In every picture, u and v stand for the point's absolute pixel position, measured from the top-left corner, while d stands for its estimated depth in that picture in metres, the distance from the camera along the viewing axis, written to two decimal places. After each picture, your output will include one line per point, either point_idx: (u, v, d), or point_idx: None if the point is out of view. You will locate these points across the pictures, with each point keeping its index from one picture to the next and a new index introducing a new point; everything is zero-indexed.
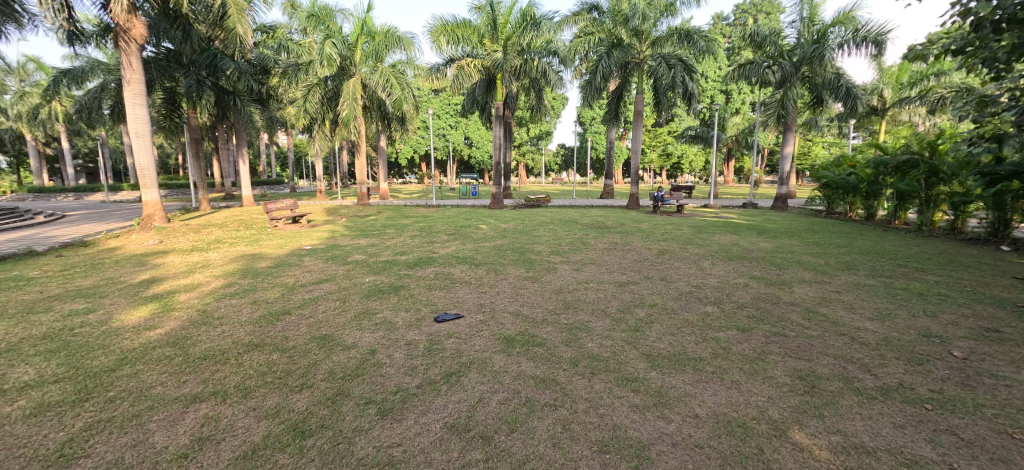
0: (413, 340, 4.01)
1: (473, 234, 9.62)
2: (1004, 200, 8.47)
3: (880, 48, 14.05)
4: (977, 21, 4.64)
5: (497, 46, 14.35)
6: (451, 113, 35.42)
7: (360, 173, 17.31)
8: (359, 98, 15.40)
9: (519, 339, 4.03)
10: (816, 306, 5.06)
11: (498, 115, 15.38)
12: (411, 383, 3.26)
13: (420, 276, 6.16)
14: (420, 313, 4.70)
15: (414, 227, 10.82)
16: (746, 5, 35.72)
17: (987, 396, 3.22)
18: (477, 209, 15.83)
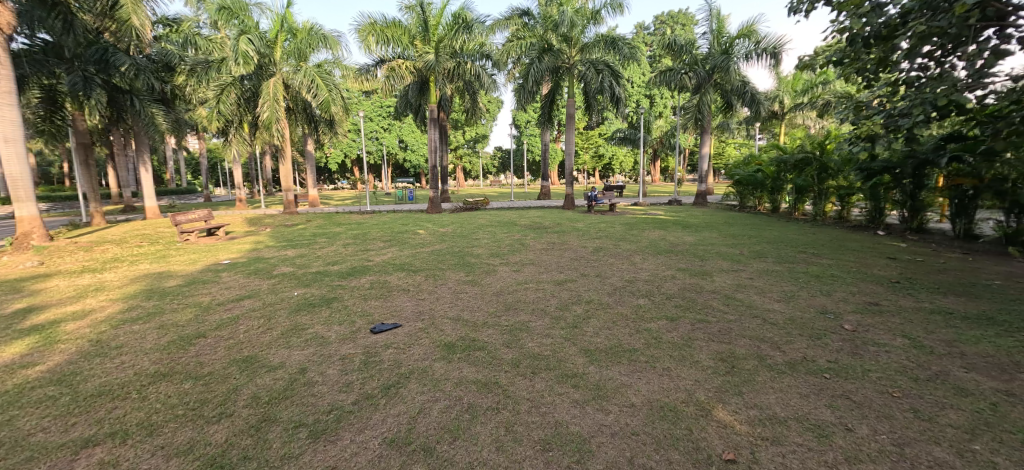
0: (348, 354, 3.88)
1: (410, 240, 9.46)
2: (879, 191, 9.71)
3: (778, 59, 15.56)
4: (852, 37, 5.31)
5: (429, 47, 14.34)
6: (384, 115, 34.56)
7: (285, 179, 16.29)
8: (281, 99, 14.55)
9: (460, 345, 4.04)
10: (733, 292, 5.54)
11: (432, 118, 15.17)
12: (347, 400, 3.16)
13: (355, 286, 5.97)
14: (355, 325, 4.56)
15: (347, 235, 10.42)
16: (664, 16, 38.19)
17: (872, 362, 3.71)
18: (414, 214, 15.53)
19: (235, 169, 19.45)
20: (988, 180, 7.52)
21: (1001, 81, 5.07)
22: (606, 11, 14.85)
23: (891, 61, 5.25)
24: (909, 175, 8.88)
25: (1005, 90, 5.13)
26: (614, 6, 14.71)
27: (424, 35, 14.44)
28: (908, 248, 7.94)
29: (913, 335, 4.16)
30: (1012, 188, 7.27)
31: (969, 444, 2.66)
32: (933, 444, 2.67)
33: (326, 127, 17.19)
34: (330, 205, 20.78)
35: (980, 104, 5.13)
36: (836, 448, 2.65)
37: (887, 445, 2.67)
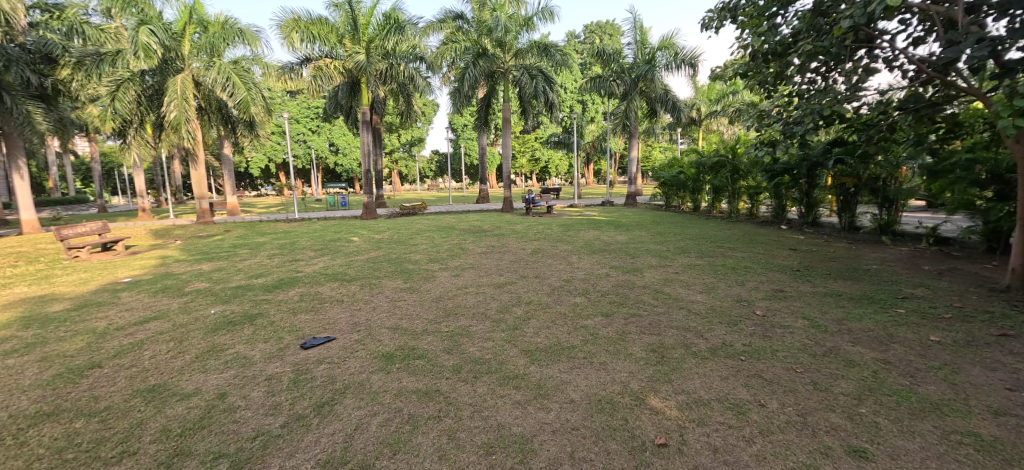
0: (275, 374, 3.73)
1: (343, 248, 9.16)
2: (781, 190, 10.84)
3: (695, 70, 16.83)
4: (754, 52, 5.96)
5: (359, 47, 13.96)
6: (310, 117, 32.93)
7: (198, 186, 15.09)
8: (190, 98, 13.48)
9: (399, 354, 4.02)
10: (661, 286, 5.95)
11: (365, 121, 14.76)
12: (274, 423, 3.03)
13: (282, 300, 5.70)
14: (283, 342, 4.37)
15: (272, 246, 9.87)
16: (592, 26, 39.83)
17: (779, 342, 4.17)
18: (347, 220, 15.02)
19: (136, 176, 17.70)
20: (866, 179, 8.66)
21: (873, 94, 5.88)
22: (538, 18, 15.27)
23: (786, 75, 5.91)
24: (804, 175, 10.01)
25: (876, 102, 5.96)
26: (546, 14, 15.18)
27: (354, 35, 14.02)
28: (806, 239, 8.95)
29: (811, 316, 4.72)
30: (884, 186, 8.42)
31: (857, 409, 3.08)
32: (830, 412, 3.06)
33: (245, 128, 16.60)
34: (252, 213, 19.52)
35: (858, 113, 5.91)
36: (751, 423, 2.95)
37: (793, 415, 3.03)
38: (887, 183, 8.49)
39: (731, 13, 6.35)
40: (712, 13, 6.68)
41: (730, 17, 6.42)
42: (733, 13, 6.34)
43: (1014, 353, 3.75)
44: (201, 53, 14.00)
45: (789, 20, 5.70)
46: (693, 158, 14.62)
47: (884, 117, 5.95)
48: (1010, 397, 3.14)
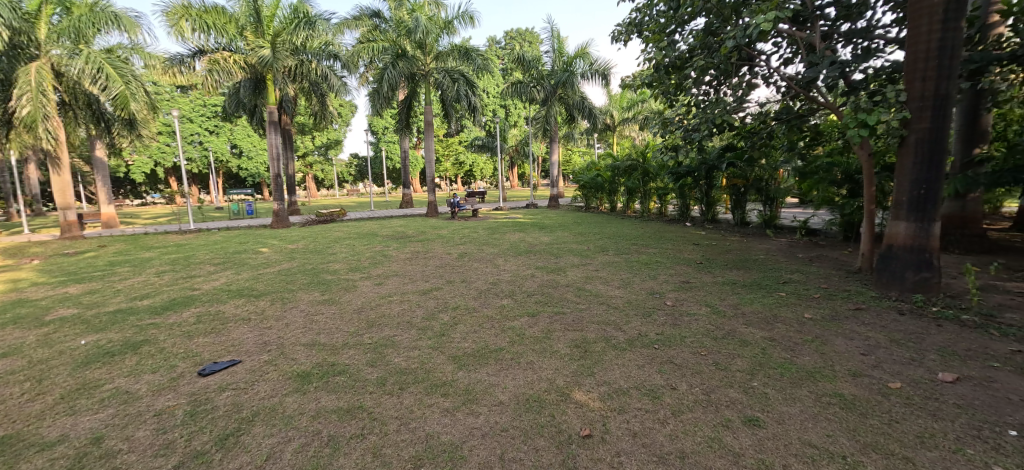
0: (166, 407, 3.23)
1: (251, 261, 8.50)
2: (684, 191, 11.90)
3: (608, 79, 17.90)
4: (656, 65, 6.53)
5: (262, 41, 12.92)
6: (205, 116, 29.87)
7: (61, 194, 13.19)
8: (51, 91, 11.73)
9: (316, 372, 3.70)
10: (583, 284, 6.27)
11: (273, 121, 13.86)
12: (165, 465, 2.62)
13: (175, 323, 4.96)
14: (176, 370, 3.80)
15: (163, 262, 8.88)
16: (512, 33, 40.71)
17: (686, 329, 4.61)
18: (255, 230, 13.97)
19: None
20: (751, 180, 10.00)
21: (754, 106, 6.70)
22: (459, 22, 15.32)
23: (686, 87, 6.53)
24: (703, 177, 11.07)
25: (757, 113, 6.80)
26: (466, 18, 15.28)
27: (257, 26, 13.00)
28: (707, 235, 9.89)
29: (712, 304, 5.27)
30: (766, 186, 9.77)
31: (751, 383, 3.50)
32: (729, 388, 3.45)
33: (123, 127, 14.72)
34: (137, 225, 17.38)
35: (743, 122, 6.69)
36: (665, 406, 3.24)
37: (699, 395, 3.37)
38: (769, 183, 9.80)
39: (637, 28, 6.90)
40: (621, 28, 7.20)
41: (636, 31, 6.97)
42: (639, 28, 6.89)
43: (866, 324, 4.50)
44: (63, 38, 12.35)
45: (686, 37, 6.32)
46: (609, 162, 15.57)
47: (764, 126, 6.80)
48: (865, 361, 3.76)
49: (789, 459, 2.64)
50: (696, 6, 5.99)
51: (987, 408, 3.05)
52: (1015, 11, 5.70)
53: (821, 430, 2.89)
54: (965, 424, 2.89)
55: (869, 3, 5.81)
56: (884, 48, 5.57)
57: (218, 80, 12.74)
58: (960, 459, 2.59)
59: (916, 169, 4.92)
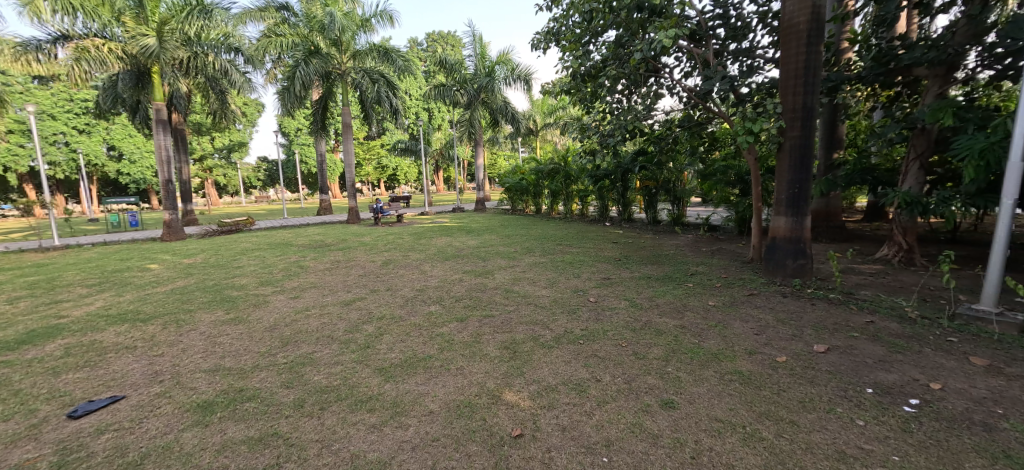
0: (24, 461, 2.75)
1: (137, 280, 7.54)
2: (603, 192, 12.54)
3: (529, 85, 18.32)
4: (573, 73, 6.83)
5: (146, 29, 11.35)
6: (67, 110, 25.62)
7: None
8: None
9: (222, 400, 3.38)
10: (511, 286, 6.36)
11: (160, 120, 12.42)
12: None
13: (35, 358, 4.27)
14: (38, 415, 3.26)
15: (22, 286, 7.58)
16: (434, 35, 40.38)
17: (607, 324, 4.84)
18: (141, 244, 12.40)
19: None
20: (661, 182, 10.79)
21: (661, 114, 7.23)
22: (377, 21, 14.83)
23: (600, 95, 6.90)
24: (619, 179, 11.71)
25: (664, 120, 7.33)
26: (385, 17, 14.83)
27: (138, 11, 11.41)
28: (624, 233, 10.49)
29: (631, 298, 5.59)
30: (673, 187, 10.57)
31: (666, 369, 3.76)
32: (647, 375, 3.68)
33: None
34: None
35: (651, 129, 7.20)
36: (591, 398, 3.38)
37: (621, 384, 3.56)
38: (676, 185, 10.67)
39: (555, 37, 7.15)
40: (539, 36, 7.42)
41: (554, 40, 7.22)
42: (557, 37, 7.15)
43: (758, 307, 5.04)
44: None
45: (599, 48, 6.67)
46: (533, 166, 15.98)
47: (669, 132, 7.36)
48: (759, 339, 4.21)
49: (699, 434, 2.88)
50: (608, 19, 6.34)
51: (852, 371, 3.56)
52: (858, 39, 6.76)
53: (725, 405, 3.19)
54: (837, 387, 3.34)
55: (751, 26, 6.54)
56: (763, 66, 6.30)
57: (88, 70, 11.01)
58: (833, 417, 2.99)
59: (791, 171, 5.58)
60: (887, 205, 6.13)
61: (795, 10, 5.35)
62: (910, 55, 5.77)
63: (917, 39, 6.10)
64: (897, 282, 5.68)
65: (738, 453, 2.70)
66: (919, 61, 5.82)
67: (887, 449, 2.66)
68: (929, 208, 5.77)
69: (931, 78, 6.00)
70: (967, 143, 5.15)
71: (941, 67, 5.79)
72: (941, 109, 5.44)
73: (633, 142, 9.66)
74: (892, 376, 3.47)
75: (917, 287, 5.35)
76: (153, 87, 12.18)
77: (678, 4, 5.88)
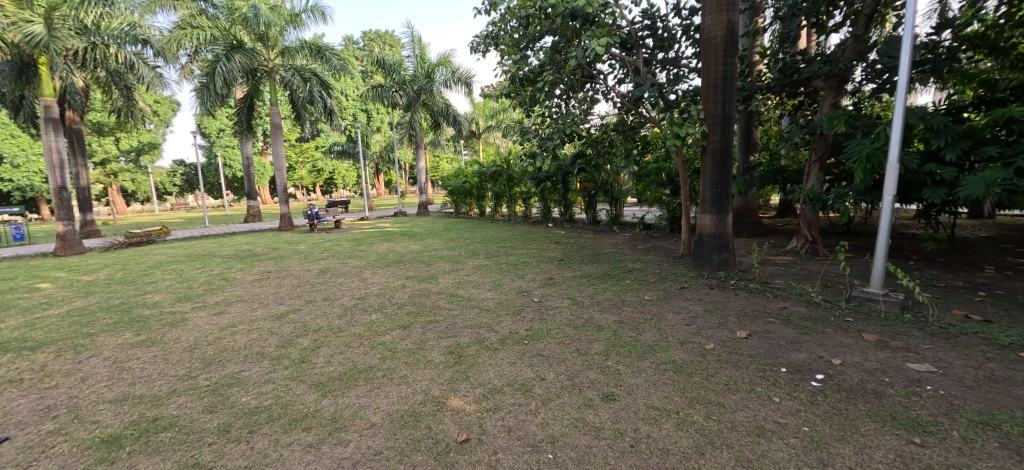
0: None
1: (26, 302, 6.65)
2: (545, 194, 12.74)
3: (470, 88, 18.26)
4: (512, 77, 6.89)
5: (32, 14, 10.10)
6: None
7: None
8: None
9: (132, 432, 3.05)
10: (456, 290, 6.28)
11: (50, 118, 11.09)
12: None
13: None
14: None
15: None
16: (372, 34, 39.31)
17: (551, 322, 4.90)
18: (29, 260, 10.95)
19: None
20: (599, 184, 11.07)
21: (598, 118, 7.48)
22: (307, 16, 14.13)
23: (539, 99, 7.02)
24: (560, 180, 11.96)
25: (600, 124, 7.57)
26: (316, 13, 14.20)
27: None
28: (566, 234, 10.73)
29: (574, 296, 5.71)
30: (611, 188, 10.97)
31: (607, 363, 3.87)
32: (588, 370, 3.76)
33: None
34: None
35: (588, 132, 7.43)
36: (536, 397, 3.40)
37: (565, 381, 3.61)
38: (613, 186, 11.08)
39: (493, 41, 7.17)
40: (478, 39, 7.42)
41: (492, 44, 7.25)
42: (495, 41, 7.17)
43: (689, 299, 5.33)
44: None
45: (536, 53, 6.78)
46: (476, 169, 15.94)
47: (605, 136, 7.62)
48: (690, 329, 4.45)
49: (638, 423, 2.98)
50: (544, 26, 6.47)
51: (770, 353, 3.85)
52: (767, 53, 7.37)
53: (661, 393, 3.33)
54: (756, 368, 3.60)
55: (676, 38, 6.92)
56: (688, 76, 6.69)
57: None
58: (753, 396, 3.21)
59: (714, 173, 5.96)
60: (794, 202, 6.72)
61: (712, 24, 5.72)
62: (809, 69, 6.38)
63: (814, 54, 6.75)
64: (804, 270, 6.26)
65: (672, 437, 2.82)
66: (817, 75, 6.45)
67: (799, 421, 2.90)
68: (828, 204, 6.41)
69: (827, 89, 6.66)
70: (856, 147, 5.77)
71: (834, 80, 6.44)
72: (835, 117, 6.04)
73: (572, 145, 9.90)
74: (802, 355, 3.79)
75: (820, 274, 5.90)
76: (41, 81, 10.85)
77: (609, 14, 6.13)
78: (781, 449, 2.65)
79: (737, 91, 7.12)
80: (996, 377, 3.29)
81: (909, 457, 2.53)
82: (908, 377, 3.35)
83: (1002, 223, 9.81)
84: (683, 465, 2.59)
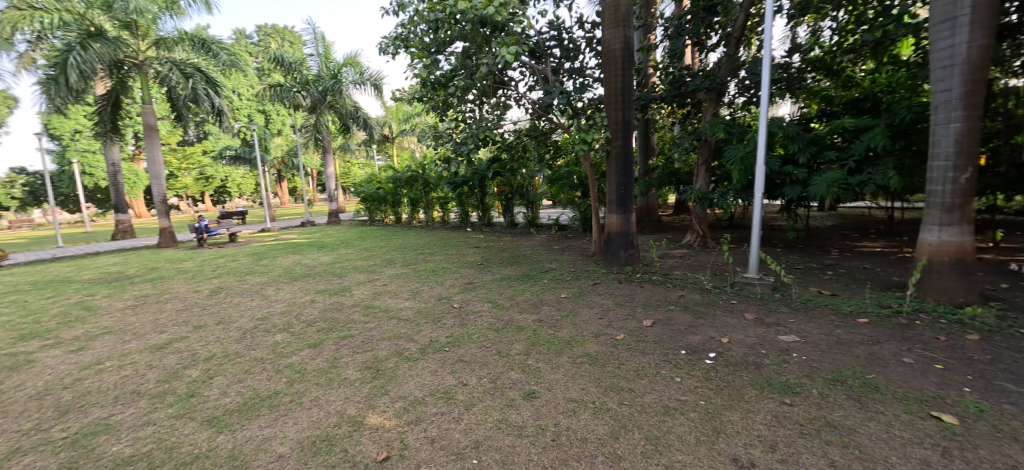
0: None
1: None
2: (462, 198, 12.73)
3: (380, 90, 17.66)
4: (424, 80, 6.79)
5: None
6: None
7: None
8: None
9: None
10: (371, 301, 6.04)
11: None
12: None
13: None
14: None
15: None
16: (268, 29, 36.52)
17: (472, 327, 4.91)
18: None
19: None
20: (515, 187, 11.49)
21: (511, 124, 7.64)
22: (188, 4, 12.65)
23: (452, 104, 7.01)
24: (477, 185, 12.09)
25: (513, 130, 7.74)
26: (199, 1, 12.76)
27: None
28: (484, 237, 10.82)
29: (494, 299, 5.77)
30: (527, 191, 11.35)
31: (527, 362, 3.97)
32: (510, 371, 3.83)
33: None
34: None
35: (502, 138, 7.57)
36: (458, 403, 3.39)
37: (487, 384, 3.64)
38: (529, 190, 11.44)
39: (403, 43, 7.02)
40: (387, 40, 7.22)
41: (402, 46, 7.09)
42: (405, 43, 7.03)
43: (601, 294, 5.64)
44: None
45: (447, 58, 6.76)
46: (389, 175, 15.48)
47: (518, 141, 7.80)
48: (602, 322, 4.72)
49: (558, 417, 3.10)
50: (454, 31, 6.44)
51: (670, 338, 4.21)
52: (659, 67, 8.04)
53: (578, 385, 3.49)
54: (660, 353, 3.91)
55: (580, 49, 7.29)
56: (592, 85, 7.08)
57: None
58: (658, 379, 3.49)
59: (618, 175, 6.36)
60: (686, 201, 7.40)
61: (610, 39, 6.12)
62: (693, 83, 7.10)
63: (697, 70, 7.52)
64: (696, 261, 6.93)
65: (589, 426, 2.97)
66: (699, 88, 7.19)
67: (696, 396, 3.20)
68: (714, 202, 7.16)
69: (708, 101, 7.42)
70: (733, 152, 6.53)
71: (713, 93, 7.22)
72: (715, 126, 6.76)
73: (487, 151, 10.00)
74: (697, 337, 4.19)
75: (709, 264, 6.56)
76: None
77: (517, 22, 6.29)
78: (683, 424, 2.91)
79: (635, 100, 7.70)
80: (844, 340, 3.90)
81: (781, 415, 2.91)
82: (779, 348, 3.85)
83: (844, 214, 11.68)
84: (599, 451, 2.74)
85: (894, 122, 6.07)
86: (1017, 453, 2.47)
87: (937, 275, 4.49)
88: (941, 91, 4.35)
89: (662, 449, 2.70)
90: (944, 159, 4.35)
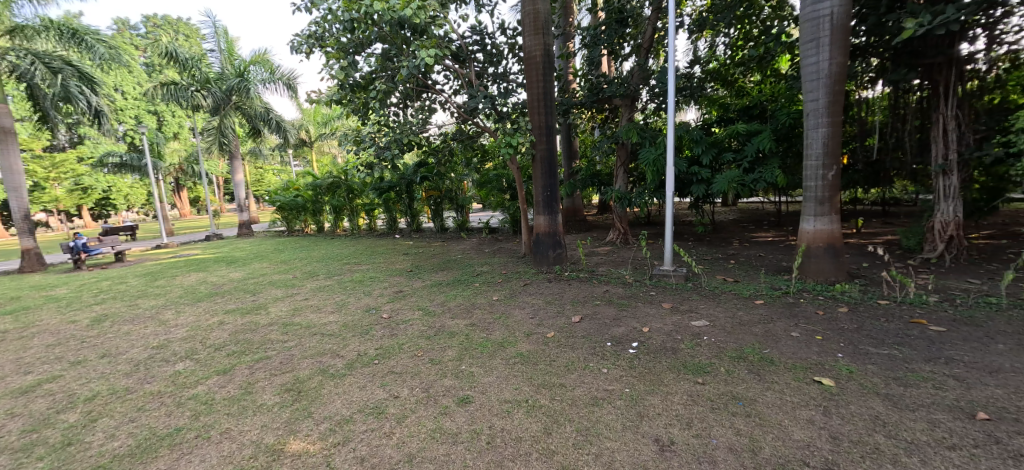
0: None
1: None
2: (388, 203, 12.32)
3: (293, 91, 16.59)
4: (341, 81, 6.50)
5: None
6: None
7: None
8: None
9: None
10: (291, 318, 5.65)
11: None
12: None
13: None
14: None
15: None
16: (158, 21, 32.77)
17: (402, 337, 4.76)
18: None
19: None
20: (443, 191, 11.33)
21: (436, 128, 7.55)
22: None
23: (373, 107, 6.78)
24: (404, 191, 11.78)
25: (439, 133, 7.66)
26: None
27: None
28: (413, 244, 10.57)
29: (425, 307, 5.64)
30: (456, 195, 11.28)
31: (460, 367, 3.93)
32: (443, 378, 3.76)
33: None
34: None
35: (427, 141, 7.45)
36: (389, 417, 3.27)
37: (419, 394, 3.55)
38: (457, 194, 11.37)
39: (318, 42, 6.67)
40: (299, 39, 6.81)
41: (317, 45, 6.73)
42: (320, 42, 6.68)
43: (531, 294, 5.73)
44: None
45: (366, 59, 6.54)
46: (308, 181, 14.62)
47: (444, 145, 7.73)
48: (533, 322, 4.79)
49: (492, 420, 3.09)
50: (371, 32, 6.25)
51: (597, 332, 4.37)
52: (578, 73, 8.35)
53: (512, 386, 3.51)
54: (588, 348, 4.05)
55: (503, 55, 7.38)
56: (516, 90, 7.21)
57: None
58: (587, 372, 3.62)
59: (543, 178, 6.50)
60: (607, 201, 7.76)
61: (531, 45, 6.24)
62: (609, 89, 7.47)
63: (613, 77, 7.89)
64: (618, 257, 7.28)
65: (522, 425, 3.00)
66: (615, 94, 7.58)
67: (621, 385, 3.36)
68: (632, 202, 7.58)
69: (623, 106, 7.84)
70: (646, 155, 6.98)
71: (627, 99, 7.64)
72: (630, 130, 7.17)
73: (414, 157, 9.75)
74: (621, 329, 4.39)
75: (631, 260, 6.93)
76: None
77: (437, 24, 6.23)
78: (611, 412, 3.04)
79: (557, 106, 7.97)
80: (745, 321, 4.30)
81: (695, 394, 3.14)
82: (693, 333, 4.15)
83: (746, 209, 12.84)
84: (533, 448, 2.77)
85: (779, 126, 6.81)
86: (878, 405, 2.86)
87: (814, 259, 5.10)
88: (811, 98, 4.92)
89: (593, 439, 2.80)
90: (816, 159, 4.96)
